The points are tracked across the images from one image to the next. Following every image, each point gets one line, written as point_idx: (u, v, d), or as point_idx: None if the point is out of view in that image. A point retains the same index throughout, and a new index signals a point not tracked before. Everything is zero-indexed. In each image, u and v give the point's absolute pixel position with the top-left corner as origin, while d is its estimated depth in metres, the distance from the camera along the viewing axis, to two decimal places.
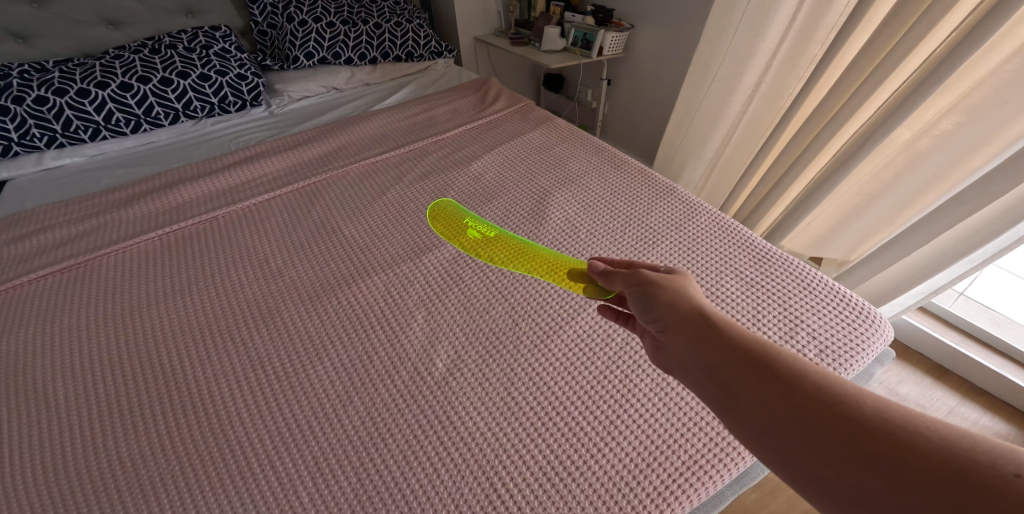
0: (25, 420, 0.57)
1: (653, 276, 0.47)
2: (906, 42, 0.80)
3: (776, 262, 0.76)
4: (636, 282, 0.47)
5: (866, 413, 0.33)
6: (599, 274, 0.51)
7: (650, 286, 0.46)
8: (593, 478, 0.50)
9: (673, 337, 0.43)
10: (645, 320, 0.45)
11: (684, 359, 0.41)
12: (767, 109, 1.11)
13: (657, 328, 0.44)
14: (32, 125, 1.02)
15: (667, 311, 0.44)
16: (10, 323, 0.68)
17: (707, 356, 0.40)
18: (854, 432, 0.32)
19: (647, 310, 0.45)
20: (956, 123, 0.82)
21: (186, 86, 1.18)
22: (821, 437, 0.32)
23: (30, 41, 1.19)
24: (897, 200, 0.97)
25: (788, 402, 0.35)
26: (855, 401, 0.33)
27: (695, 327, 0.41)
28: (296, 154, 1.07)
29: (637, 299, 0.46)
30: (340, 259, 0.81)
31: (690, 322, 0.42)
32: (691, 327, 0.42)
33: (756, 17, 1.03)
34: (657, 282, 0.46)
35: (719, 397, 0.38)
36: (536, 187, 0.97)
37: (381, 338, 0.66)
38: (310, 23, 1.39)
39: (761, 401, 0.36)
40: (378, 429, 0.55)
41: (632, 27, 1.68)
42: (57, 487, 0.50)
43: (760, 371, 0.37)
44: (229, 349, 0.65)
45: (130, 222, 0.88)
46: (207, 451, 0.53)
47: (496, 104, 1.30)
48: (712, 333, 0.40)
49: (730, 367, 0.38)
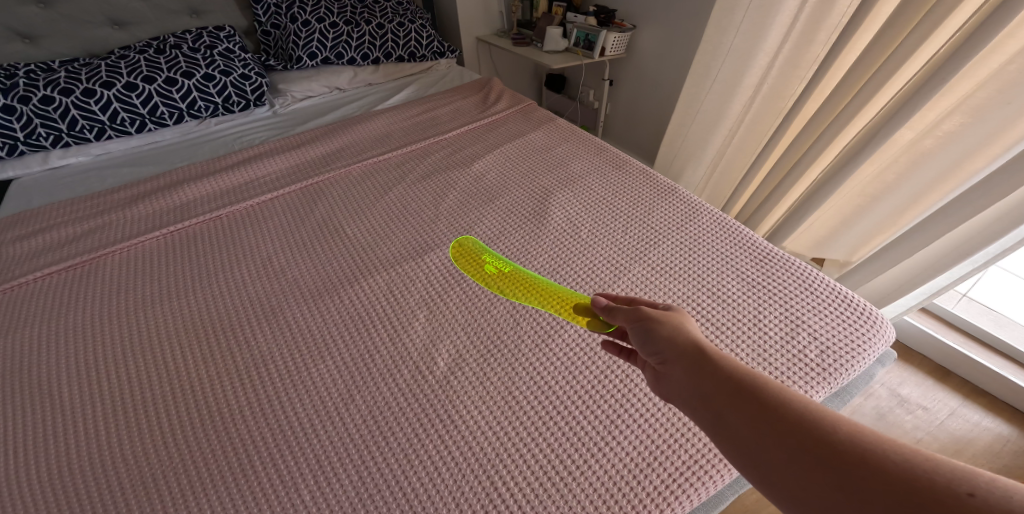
0: (30, 417, 0.57)
1: (656, 312, 0.44)
2: (909, 43, 0.80)
3: (777, 263, 0.76)
4: (638, 317, 0.44)
5: (840, 438, 0.32)
6: (603, 309, 0.48)
7: (651, 322, 0.43)
8: (593, 477, 0.51)
9: (671, 368, 0.40)
10: (645, 352, 0.43)
11: (682, 389, 0.39)
12: (769, 109, 1.11)
13: (657, 360, 0.42)
14: (38, 124, 1.03)
15: (667, 345, 0.41)
16: (16, 321, 0.69)
17: (700, 386, 0.38)
18: (834, 460, 0.30)
19: (648, 343, 0.43)
20: (959, 123, 0.82)
21: (191, 86, 1.19)
22: (812, 466, 0.31)
23: (36, 41, 1.20)
24: (900, 201, 0.97)
25: (775, 430, 0.33)
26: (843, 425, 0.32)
27: (696, 359, 0.39)
28: (300, 153, 1.08)
29: (638, 334, 0.44)
30: (342, 258, 0.81)
31: (689, 352, 0.40)
32: (690, 357, 0.40)
33: (758, 17, 1.03)
34: (656, 318, 0.43)
35: (716, 429, 0.35)
36: (537, 187, 0.97)
37: (383, 337, 0.67)
38: (313, 23, 1.40)
39: (754, 432, 0.34)
40: (380, 426, 0.56)
41: (634, 27, 1.68)
42: (62, 484, 0.50)
43: (749, 401, 0.35)
44: (232, 347, 0.66)
45: (134, 222, 0.88)
46: (211, 449, 0.54)
47: (498, 104, 1.30)
48: (707, 366, 0.38)
49: (724, 395, 0.36)
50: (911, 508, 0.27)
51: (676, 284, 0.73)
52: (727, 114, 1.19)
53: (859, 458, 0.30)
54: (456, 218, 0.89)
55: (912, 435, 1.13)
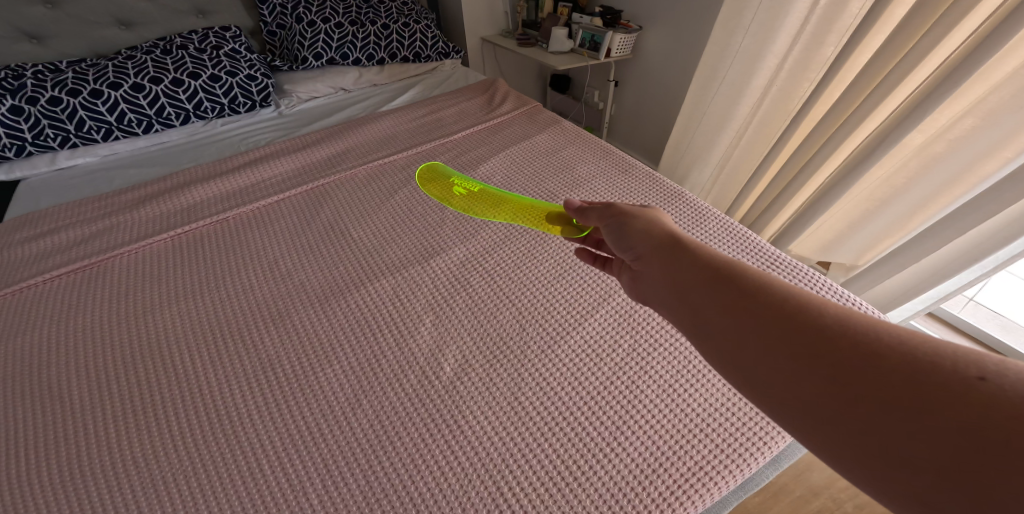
0: (41, 419, 0.58)
1: (628, 207, 0.46)
2: (922, 45, 0.79)
3: (785, 269, 0.76)
4: (611, 213, 0.46)
5: (826, 320, 0.31)
6: (576, 211, 0.50)
7: (625, 217, 0.45)
8: (599, 483, 0.51)
9: (647, 264, 0.42)
10: (621, 250, 0.45)
11: (657, 284, 0.40)
12: (777, 113, 1.11)
13: (633, 257, 0.43)
14: (46, 125, 1.04)
15: (641, 239, 0.43)
16: (27, 323, 0.70)
17: (675, 279, 0.39)
18: (815, 340, 0.31)
19: (623, 241, 0.44)
20: (970, 127, 0.81)
21: (197, 86, 1.19)
22: (789, 349, 0.31)
23: (44, 41, 1.21)
24: (908, 205, 0.96)
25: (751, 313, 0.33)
26: (821, 309, 0.32)
27: (670, 249, 0.41)
28: (306, 155, 1.08)
29: (612, 230, 0.46)
30: (349, 261, 0.81)
31: (664, 246, 0.41)
32: (665, 249, 0.41)
33: (767, 19, 1.03)
34: (632, 213, 0.45)
35: (690, 318, 0.36)
36: (543, 191, 0.97)
37: (390, 341, 0.67)
38: (319, 24, 1.40)
39: (730, 318, 0.34)
40: (387, 432, 0.56)
41: (641, 28, 1.67)
42: (73, 487, 0.51)
43: (726, 289, 0.36)
44: (239, 351, 0.66)
45: (141, 224, 0.89)
46: (219, 453, 0.54)
47: (504, 106, 1.30)
48: (683, 260, 0.39)
49: (699, 284, 0.37)
50: (892, 381, 0.27)
51: None
52: (734, 117, 1.19)
53: (839, 337, 0.30)
54: (462, 222, 0.90)
55: None
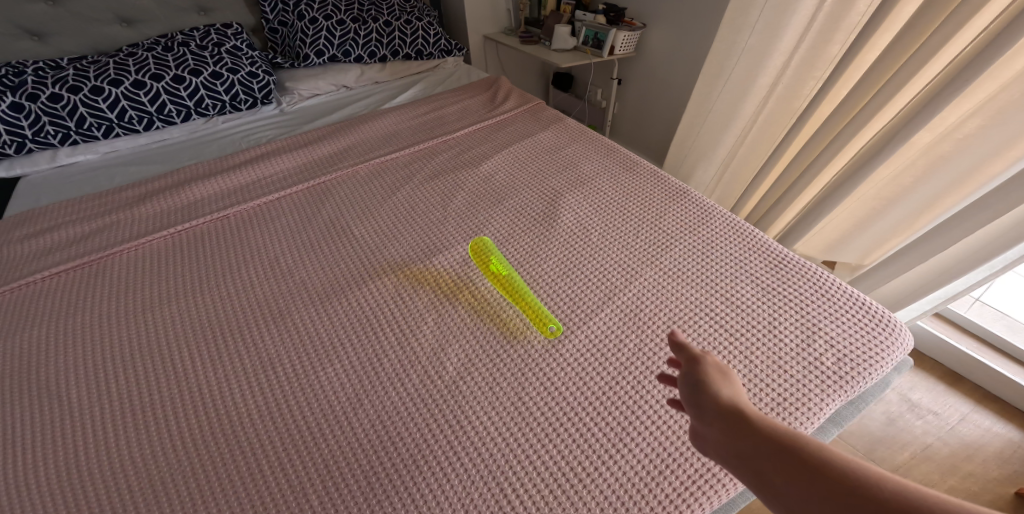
0: (39, 417, 0.57)
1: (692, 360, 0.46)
2: (932, 43, 0.78)
3: (792, 268, 0.75)
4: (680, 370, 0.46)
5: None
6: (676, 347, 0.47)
7: (694, 373, 0.45)
8: (604, 485, 0.50)
9: (710, 428, 0.40)
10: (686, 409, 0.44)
11: (722, 451, 0.38)
12: (783, 111, 1.09)
13: (694, 419, 0.42)
14: (47, 121, 1.03)
15: (706, 402, 0.42)
16: (25, 320, 0.69)
17: (742, 449, 0.37)
18: None
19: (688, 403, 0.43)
20: (979, 125, 0.80)
21: (198, 84, 1.19)
22: None
23: (45, 38, 1.21)
24: (916, 204, 0.95)
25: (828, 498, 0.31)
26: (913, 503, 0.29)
27: (734, 421, 0.39)
28: (308, 152, 1.08)
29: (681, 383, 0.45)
30: (350, 259, 0.81)
31: (728, 416, 0.40)
32: (729, 420, 0.39)
33: (773, 16, 1.01)
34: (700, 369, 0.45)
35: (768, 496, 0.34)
36: (546, 188, 0.96)
37: (392, 340, 0.66)
38: (321, 21, 1.39)
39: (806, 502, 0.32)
40: (388, 432, 0.55)
41: (645, 26, 1.66)
42: (70, 486, 0.50)
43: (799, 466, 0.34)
44: (239, 350, 0.65)
45: (141, 221, 0.88)
46: (218, 452, 0.53)
47: (506, 104, 1.29)
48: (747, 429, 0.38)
49: (769, 459, 0.35)
50: None
51: (689, 289, 0.72)
52: (739, 115, 1.17)
53: None
54: (465, 220, 0.89)
55: (922, 440, 1.11)
